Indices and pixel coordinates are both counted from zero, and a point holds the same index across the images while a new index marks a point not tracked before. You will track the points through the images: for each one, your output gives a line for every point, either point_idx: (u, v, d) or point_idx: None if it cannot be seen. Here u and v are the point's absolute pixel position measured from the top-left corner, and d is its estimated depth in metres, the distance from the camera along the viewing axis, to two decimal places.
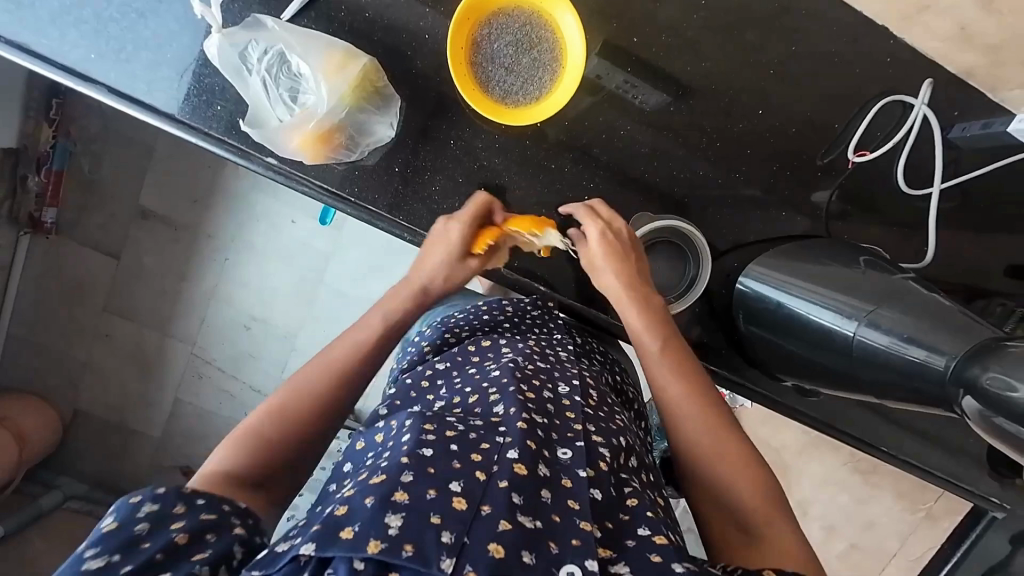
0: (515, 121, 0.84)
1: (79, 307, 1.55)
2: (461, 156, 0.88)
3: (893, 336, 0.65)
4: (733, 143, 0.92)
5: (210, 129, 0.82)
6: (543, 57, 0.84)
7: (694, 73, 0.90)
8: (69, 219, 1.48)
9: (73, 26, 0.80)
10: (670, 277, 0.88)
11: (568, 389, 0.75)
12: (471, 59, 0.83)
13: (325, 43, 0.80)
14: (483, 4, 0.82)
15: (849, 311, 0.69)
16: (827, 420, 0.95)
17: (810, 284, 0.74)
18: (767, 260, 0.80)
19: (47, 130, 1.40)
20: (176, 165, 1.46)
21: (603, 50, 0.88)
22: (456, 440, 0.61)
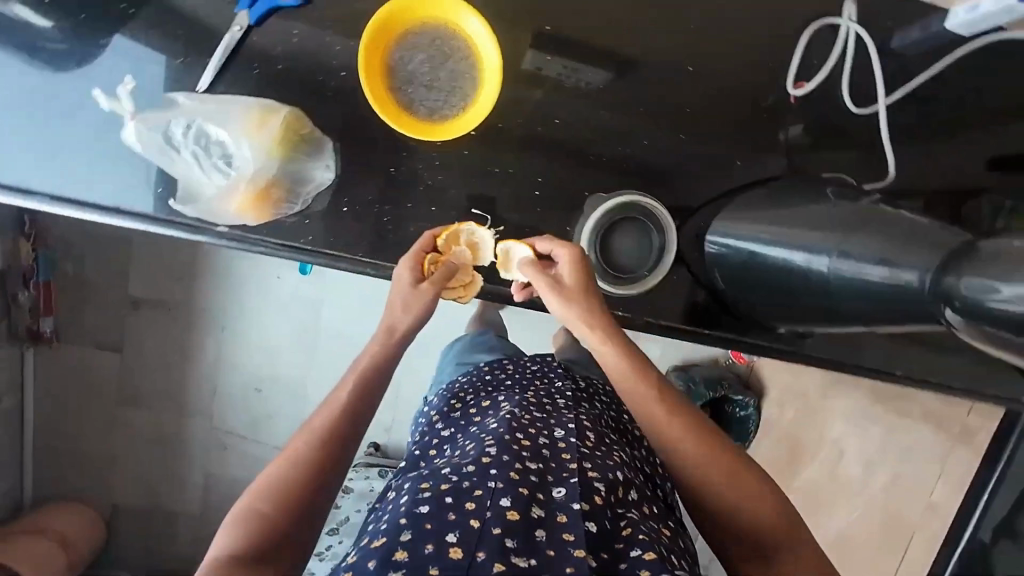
0: (446, 136, 0.85)
1: (95, 407, 1.58)
2: (413, 181, 0.88)
3: (863, 261, 0.62)
4: (677, 105, 0.91)
5: (160, 215, 0.85)
6: (460, 67, 0.84)
7: (621, 45, 0.89)
8: (65, 325, 1.51)
9: (14, 149, 0.84)
10: (639, 252, 0.87)
11: (564, 433, 0.80)
12: (390, 86, 0.84)
13: (240, 104, 0.82)
14: (389, 29, 0.82)
15: (817, 246, 0.67)
16: (837, 357, 0.93)
17: (777, 228, 0.73)
18: (735, 217, 0.81)
19: (26, 246, 1.38)
20: (154, 251, 1.48)
21: (528, 44, 0.88)
22: (451, 491, 0.66)
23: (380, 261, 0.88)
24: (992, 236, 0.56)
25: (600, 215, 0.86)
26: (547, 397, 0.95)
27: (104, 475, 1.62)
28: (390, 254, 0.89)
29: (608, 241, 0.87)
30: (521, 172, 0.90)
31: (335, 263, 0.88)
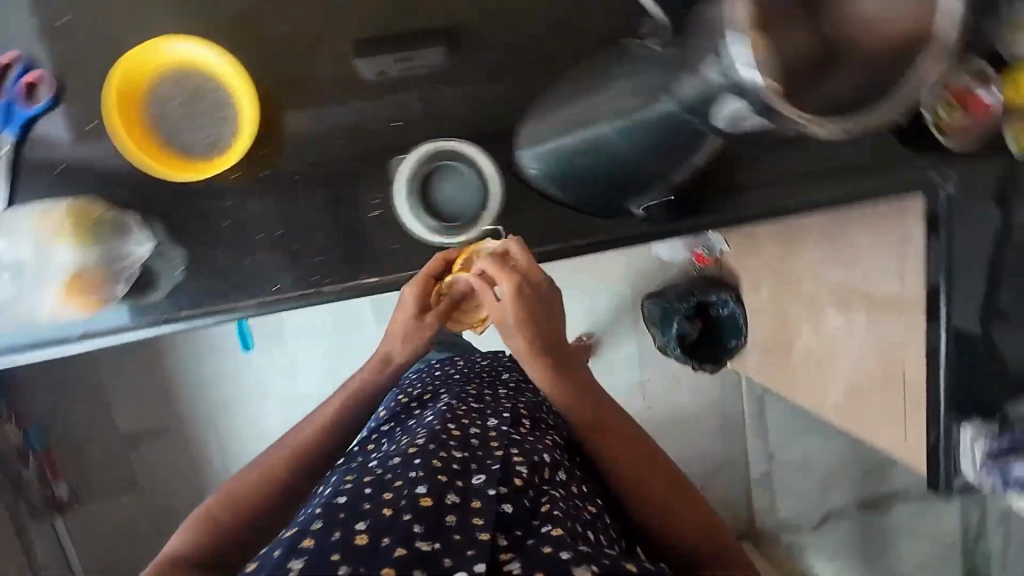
0: (229, 162, 0.90)
1: (135, 547, 1.63)
2: (275, 220, 0.91)
3: (637, 110, 0.74)
4: (480, 53, 0.93)
5: (22, 343, 0.89)
6: (216, 96, 0.89)
7: (408, 21, 0.92)
8: (76, 484, 1.56)
9: None
10: (465, 193, 0.93)
11: (495, 423, 0.91)
12: (157, 141, 0.89)
13: (24, 215, 0.86)
14: (131, 93, 0.88)
15: (603, 119, 0.78)
16: (723, 212, 0.93)
17: (568, 125, 0.83)
18: (528, 131, 0.90)
19: (12, 425, 1.45)
20: (126, 384, 1.54)
21: (326, 59, 0.91)
22: (371, 486, 0.74)
23: (244, 302, 0.91)
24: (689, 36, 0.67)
25: (420, 174, 0.92)
26: (488, 391, 1.05)
27: None
28: (280, 295, 0.92)
29: (437, 197, 0.94)
30: (369, 176, 0.92)
31: (233, 316, 0.91)
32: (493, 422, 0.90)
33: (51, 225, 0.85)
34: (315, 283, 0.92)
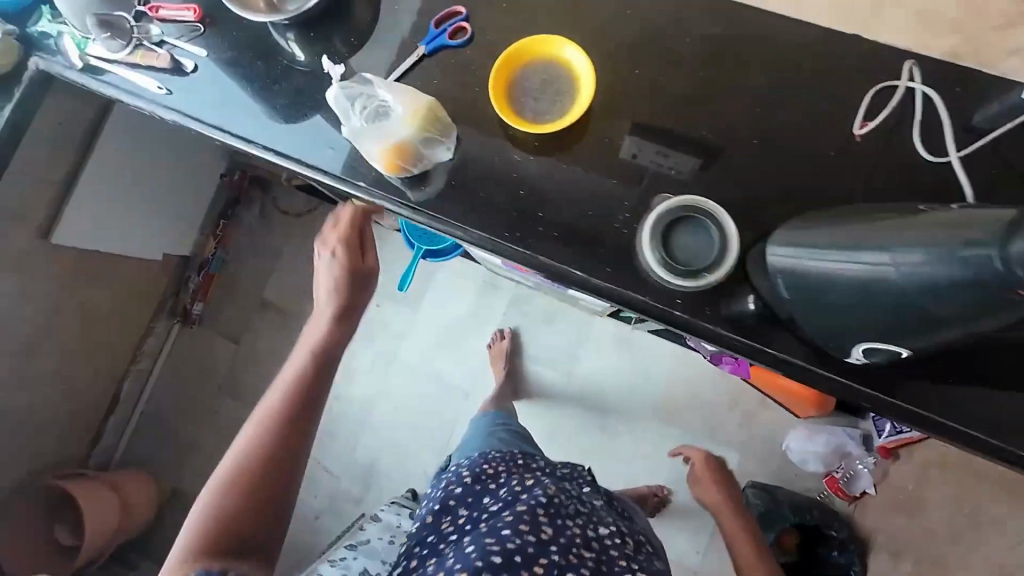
0: (498, 90, 0.79)
1: (198, 388, 1.80)
2: (504, 172, 0.79)
3: (885, 250, 0.58)
4: (800, 122, 0.77)
5: (284, 149, 0.87)
6: (551, 95, 0.79)
7: (732, 69, 0.80)
8: (210, 312, 1.81)
9: (216, 95, 0.90)
10: (690, 250, 0.73)
11: (606, 531, 0.94)
12: (519, 71, 0.79)
13: (411, 93, 0.77)
14: (544, 52, 0.79)
15: (844, 258, 0.61)
16: (927, 405, 0.73)
17: (823, 259, 0.64)
18: (789, 237, 0.70)
19: (211, 243, 1.77)
20: (296, 265, 1.80)
21: (630, 64, 0.81)
22: (522, 554, 0.82)
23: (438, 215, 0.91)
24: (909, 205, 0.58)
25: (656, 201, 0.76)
26: (578, 490, 1.05)
27: (180, 451, 1.78)
28: (460, 210, 0.80)
29: (664, 224, 0.73)
30: (608, 185, 0.78)
31: (434, 225, 0.80)
32: (605, 531, 0.94)
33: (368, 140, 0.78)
34: (507, 231, 0.78)
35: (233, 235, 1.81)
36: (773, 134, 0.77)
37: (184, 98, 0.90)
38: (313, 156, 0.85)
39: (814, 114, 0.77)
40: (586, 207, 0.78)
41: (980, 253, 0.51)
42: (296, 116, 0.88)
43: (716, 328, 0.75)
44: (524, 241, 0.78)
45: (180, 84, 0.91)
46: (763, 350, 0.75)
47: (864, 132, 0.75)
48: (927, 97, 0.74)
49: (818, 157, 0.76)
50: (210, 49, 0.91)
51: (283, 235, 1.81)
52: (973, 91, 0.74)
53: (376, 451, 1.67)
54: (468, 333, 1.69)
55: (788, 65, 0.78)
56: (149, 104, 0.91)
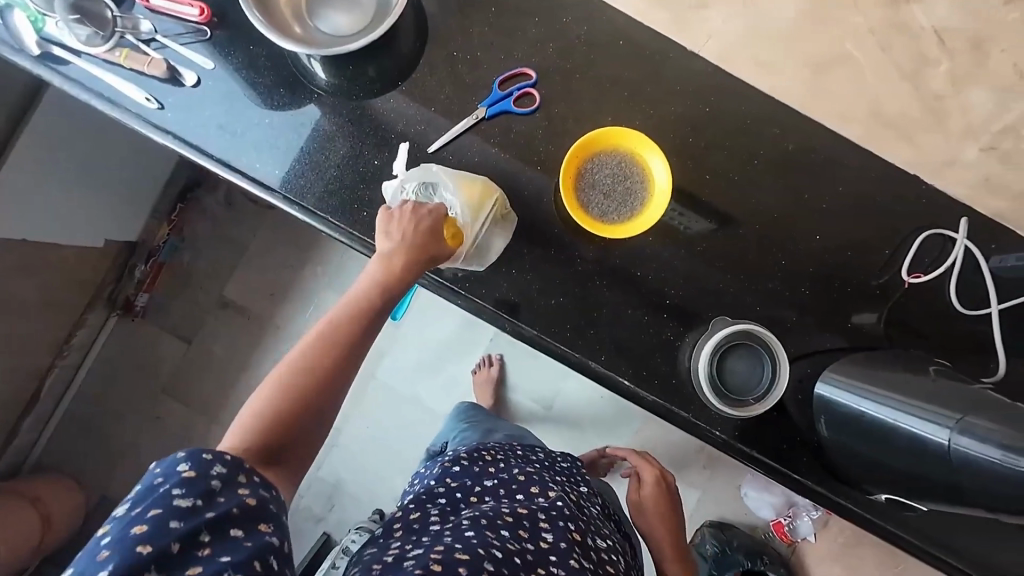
0: (565, 167, 0.72)
1: (137, 388, 1.60)
2: (557, 262, 0.77)
3: (929, 424, 0.60)
4: (845, 252, 0.79)
5: (308, 198, 0.77)
6: (617, 192, 0.74)
7: (791, 186, 0.79)
8: (157, 305, 1.60)
9: (223, 119, 0.76)
10: (742, 376, 0.73)
11: (606, 543, 0.86)
12: (596, 155, 0.73)
13: (477, 197, 0.72)
14: (632, 147, 0.73)
15: (893, 409, 0.64)
16: (928, 541, 0.77)
17: (876, 395, 0.67)
18: (841, 366, 0.74)
19: (164, 229, 1.54)
20: (264, 264, 1.62)
21: (693, 167, 0.79)
22: (519, 554, 0.72)
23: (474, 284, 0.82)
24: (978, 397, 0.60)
25: (713, 320, 0.76)
26: (578, 492, 0.96)
27: (110, 458, 1.58)
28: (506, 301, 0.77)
29: (718, 352, 0.73)
30: (658, 290, 0.78)
31: (482, 314, 0.77)
32: (605, 542, 0.85)
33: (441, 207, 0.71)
34: (556, 330, 0.77)
35: (191, 220, 1.59)
36: (822, 260, 0.79)
37: (182, 117, 0.75)
38: (345, 220, 0.77)
39: (862, 244, 0.79)
40: (636, 312, 0.77)
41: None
42: (325, 163, 0.77)
43: (735, 445, 0.78)
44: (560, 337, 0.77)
45: (174, 97, 0.75)
46: (798, 479, 0.78)
47: (914, 281, 0.78)
48: (969, 248, 0.76)
49: (859, 288, 0.79)
50: (217, 60, 0.76)
51: (251, 227, 1.62)
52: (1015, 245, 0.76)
53: (343, 470, 1.60)
54: (451, 356, 1.62)
55: (846, 191, 0.79)
56: (133, 117, 0.74)
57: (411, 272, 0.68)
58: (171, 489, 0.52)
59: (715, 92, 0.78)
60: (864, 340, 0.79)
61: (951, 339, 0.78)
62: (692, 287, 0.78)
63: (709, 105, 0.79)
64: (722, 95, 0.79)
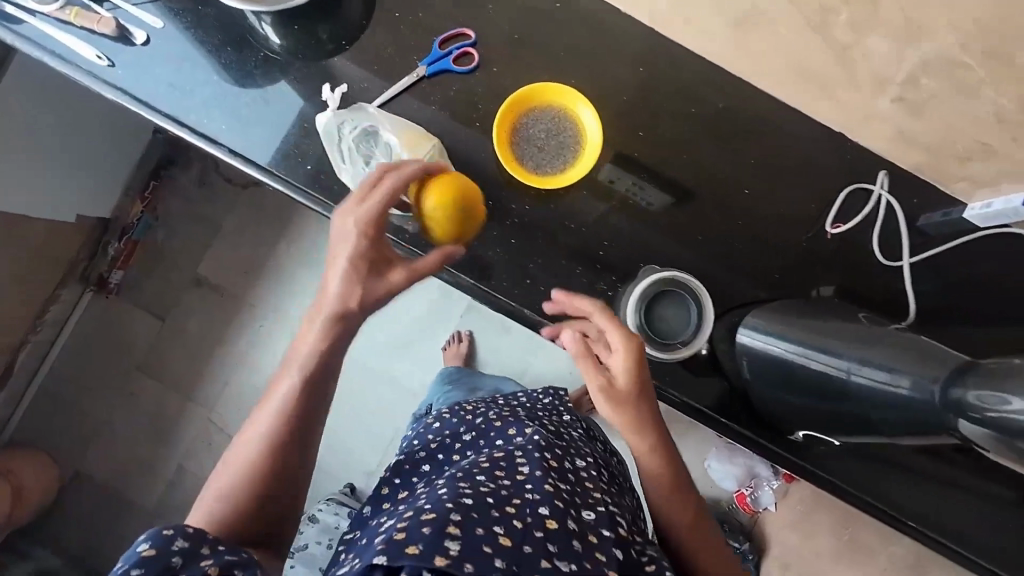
0: (502, 118, 0.75)
1: (111, 365, 1.62)
2: (496, 214, 0.80)
3: (838, 360, 0.63)
4: (773, 205, 0.83)
5: (256, 155, 0.79)
6: (551, 146, 0.77)
7: (721, 142, 0.83)
8: (131, 282, 1.62)
9: (173, 79, 0.79)
10: (670, 321, 0.76)
11: (585, 463, 0.83)
12: (534, 109, 0.77)
13: (409, 138, 0.73)
14: (568, 105, 0.77)
15: (806, 348, 0.67)
16: (830, 476, 0.86)
17: (790, 335, 0.69)
18: (759, 312, 0.76)
19: (137, 206, 1.57)
20: (237, 241, 1.64)
21: (627, 124, 0.83)
22: (495, 497, 0.67)
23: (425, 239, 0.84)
24: (878, 331, 0.63)
25: (642, 269, 0.79)
26: (561, 430, 0.97)
27: (84, 433, 1.60)
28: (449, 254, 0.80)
29: (646, 298, 0.76)
30: (594, 243, 0.81)
31: None
32: (585, 462, 0.82)
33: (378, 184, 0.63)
34: (494, 281, 0.80)
35: (164, 198, 1.61)
36: (754, 214, 0.83)
37: (133, 76, 0.78)
38: (288, 174, 0.79)
39: (791, 199, 0.83)
40: (574, 264, 0.81)
41: (924, 390, 0.56)
42: (273, 121, 0.80)
43: (668, 390, 0.81)
44: (500, 287, 0.80)
45: (125, 55, 0.78)
46: (726, 423, 0.83)
47: (835, 232, 0.82)
48: (890, 203, 0.80)
49: (788, 241, 0.83)
50: (167, 21, 0.79)
51: (224, 205, 1.64)
52: (934, 200, 0.80)
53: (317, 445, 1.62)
54: (422, 332, 1.64)
55: (773, 147, 0.82)
56: (83, 74, 0.76)
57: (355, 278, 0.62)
58: (131, 569, 0.50)
59: (647, 52, 0.82)
60: (794, 291, 0.82)
61: (872, 289, 0.82)
62: (626, 238, 0.82)
63: (643, 65, 0.82)
64: (654, 55, 0.82)
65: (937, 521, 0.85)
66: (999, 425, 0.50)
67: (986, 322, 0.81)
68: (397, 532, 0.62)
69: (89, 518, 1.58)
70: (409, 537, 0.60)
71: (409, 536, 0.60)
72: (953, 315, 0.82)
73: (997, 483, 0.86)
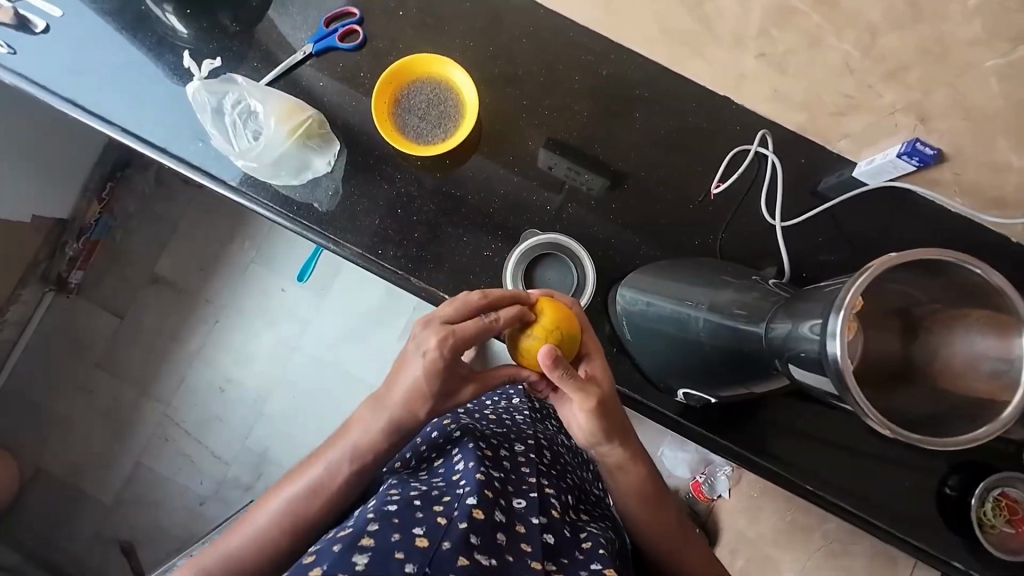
0: (384, 86, 0.79)
1: (71, 362, 1.65)
2: (382, 184, 0.82)
3: (696, 308, 0.66)
4: (657, 170, 0.85)
5: (144, 132, 0.82)
6: (431, 117, 0.81)
7: (604, 110, 0.85)
8: (89, 281, 1.66)
9: (69, 63, 0.83)
10: (555, 283, 0.78)
11: (523, 448, 0.77)
12: (417, 81, 0.81)
13: (282, 104, 0.77)
14: (450, 80, 0.81)
15: (672, 300, 0.69)
16: (732, 444, 0.84)
17: (659, 291, 0.72)
18: (636, 273, 0.77)
19: (95, 206, 1.62)
20: (192, 238, 1.67)
21: (513, 94, 0.85)
22: (421, 497, 0.62)
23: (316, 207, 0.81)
24: (734, 284, 0.66)
25: (523, 233, 0.81)
26: (505, 413, 0.86)
27: (45, 430, 1.63)
28: (337, 225, 0.80)
29: (526, 261, 0.78)
30: (480, 209, 0.82)
31: (309, 235, 0.80)
32: (523, 447, 0.75)
33: (478, 327, 0.68)
34: (380, 251, 0.81)
35: (121, 199, 1.66)
36: (642, 177, 0.84)
37: (31, 62, 0.82)
38: (182, 150, 0.81)
39: (678, 161, 0.85)
40: (461, 232, 0.82)
41: (756, 330, 0.59)
42: (165, 99, 0.83)
43: None
44: (384, 254, 0.80)
45: (25, 43, 0.82)
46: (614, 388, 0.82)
47: (719, 191, 0.83)
48: (775, 165, 0.80)
49: (677, 202, 0.84)
50: (67, 10, 0.84)
51: (179, 204, 1.68)
52: (819, 155, 0.81)
53: (270, 440, 1.62)
54: (373, 324, 1.66)
55: (655, 113, 0.84)
56: None
57: (430, 390, 0.68)
58: None
59: (529, 27, 0.85)
60: (687, 251, 0.83)
61: (763, 248, 0.83)
62: (513, 203, 0.83)
63: (529, 36, 0.85)
64: (536, 29, 0.85)
65: (839, 487, 0.84)
66: (798, 349, 0.50)
67: None
68: (308, 556, 0.55)
69: (48, 515, 1.59)
70: (316, 560, 0.53)
71: (319, 558, 0.54)
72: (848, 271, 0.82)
73: (911, 444, 0.83)
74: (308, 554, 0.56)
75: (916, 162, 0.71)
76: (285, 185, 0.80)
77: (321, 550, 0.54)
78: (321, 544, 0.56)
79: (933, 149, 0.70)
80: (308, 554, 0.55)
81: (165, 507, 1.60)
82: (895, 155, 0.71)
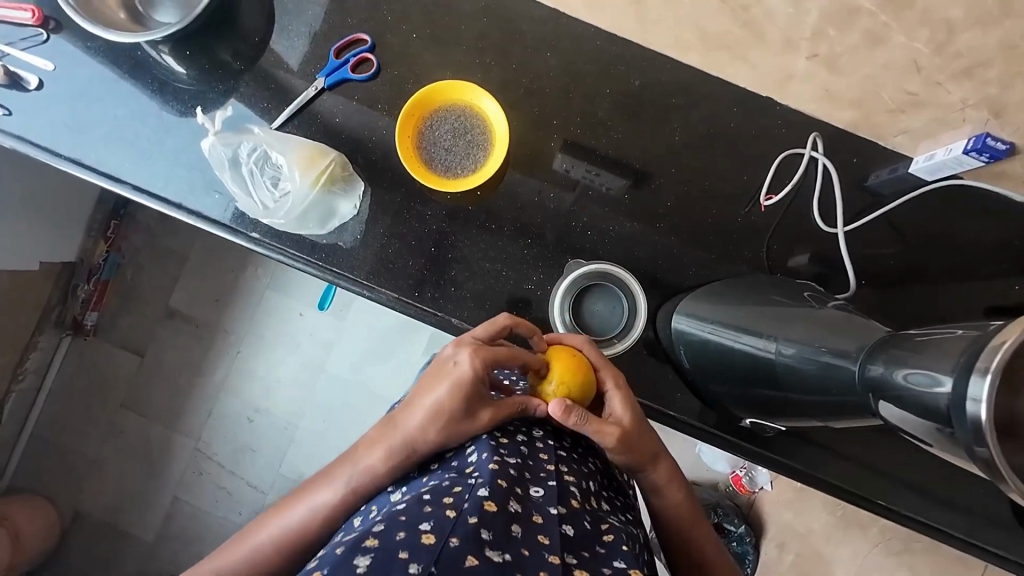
0: (406, 120, 0.75)
1: (96, 404, 1.64)
2: (411, 221, 0.77)
3: (768, 340, 0.63)
4: (700, 181, 0.79)
5: (149, 183, 0.77)
6: (459, 149, 0.77)
7: (638, 120, 0.80)
8: (105, 322, 1.64)
9: (62, 118, 0.78)
10: (605, 315, 0.75)
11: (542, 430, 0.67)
12: (440, 111, 0.77)
13: (302, 148, 0.74)
14: (474, 107, 0.77)
15: (741, 330, 0.66)
16: (797, 463, 0.80)
17: (722, 320, 0.68)
18: (694, 299, 0.73)
19: (102, 246, 1.59)
20: (203, 270, 1.64)
21: (540, 114, 0.80)
22: (431, 491, 0.55)
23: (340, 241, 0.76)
24: (807, 309, 0.63)
25: (568, 263, 0.77)
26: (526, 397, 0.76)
27: (78, 473, 1.63)
28: (364, 265, 0.76)
29: (572, 294, 0.75)
30: (516, 240, 0.78)
31: (335, 279, 0.76)
32: (541, 431, 0.66)
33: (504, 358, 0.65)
34: (418, 293, 0.77)
35: (127, 235, 1.63)
36: (684, 189, 0.79)
37: (25, 122, 0.77)
38: (200, 204, 0.77)
39: (722, 169, 0.79)
40: (501, 267, 0.77)
41: (844, 364, 0.56)
42: (174, 148, 0.78)
43: None
44: (417, 296, 0.77)
45: (18, 102, 0.77)
46: (674, 417, 0.78)
47: (768, 203, 0.78)
48: (826, 166, 0.76)
49: (723, 213, 0.79)
50: (58, 62, 0.78)
51: (188, 235, 1.65)
52: (872, 153, 0.76)
53: (303, 465, 1.61)
54: (395, 342, 1.63)
55: (691, 120, 0.79)
56: None
57: (456, 410, 0.62)
58: None
59: (552, 39, 0.80)
60: (738, 265, 0.79)
61: (821, 255, 0.78)
62: (551, 230, 0.78)
63: (552, 49, 0.80)
64: (558, 42, 0.80)
65: (909, 497, 0.81)
66: (919, 404, 0.45)
67: (943, 275, 0.77)
68: (311, 564, 0.49)
69: (93, 556, 1.60)
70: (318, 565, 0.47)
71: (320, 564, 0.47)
72: (909, 275, 0.77)
73: None
74: (310, 565, 0.49)
75: (984, 158, 0.68)
76: (312, 230, 0.75)
77: (323, 557, 0.48)
78: (323, 554, 0.50)
79: (1004, 144, 0.66)
80: (312, 562, 0.49)
81: (207, 539, 1.60)
82: (961, 151, 0.69)
